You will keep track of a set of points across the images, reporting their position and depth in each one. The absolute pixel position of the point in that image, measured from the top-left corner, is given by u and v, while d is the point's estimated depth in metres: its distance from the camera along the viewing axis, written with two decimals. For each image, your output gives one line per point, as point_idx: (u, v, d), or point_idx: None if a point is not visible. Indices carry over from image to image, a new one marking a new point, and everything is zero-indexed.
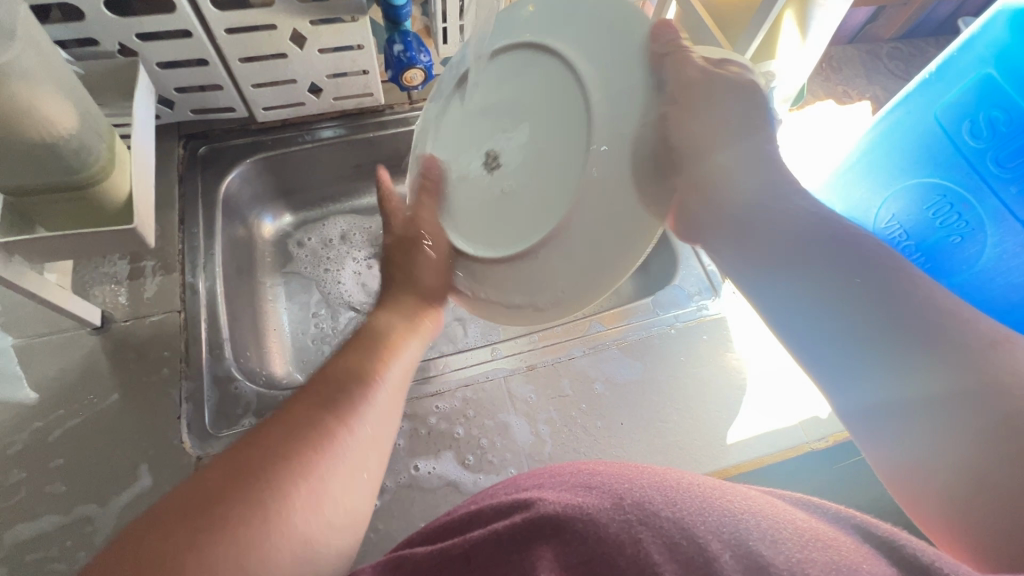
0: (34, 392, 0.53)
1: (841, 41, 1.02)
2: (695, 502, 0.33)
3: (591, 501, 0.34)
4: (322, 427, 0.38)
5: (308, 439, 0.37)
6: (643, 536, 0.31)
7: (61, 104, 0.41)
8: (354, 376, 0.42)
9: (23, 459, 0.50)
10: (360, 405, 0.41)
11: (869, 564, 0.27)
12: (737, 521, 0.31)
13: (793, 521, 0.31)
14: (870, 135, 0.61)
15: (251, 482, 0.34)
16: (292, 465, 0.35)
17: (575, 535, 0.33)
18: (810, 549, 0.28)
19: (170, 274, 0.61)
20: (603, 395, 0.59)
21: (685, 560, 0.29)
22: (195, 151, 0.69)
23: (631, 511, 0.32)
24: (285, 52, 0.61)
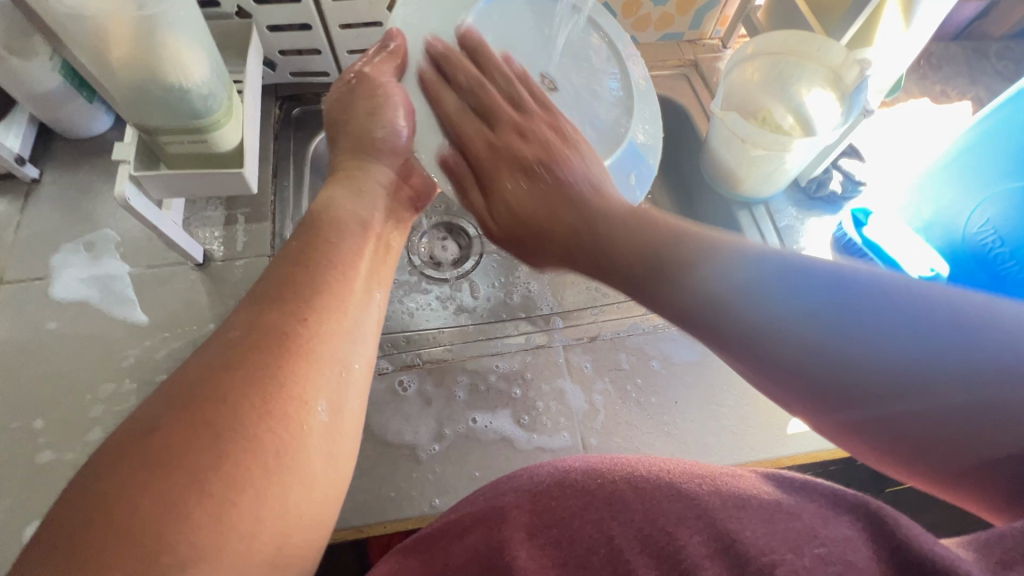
0: (145, 315, 0.59)
1: (944, 38, 0.95)
2: (663, 487, 0.36)
3: (565, 501, 0.38)
4: (294, 353, 0.39)
5: (292, 367, 0.38)
6: (615, 534, 0.35)
7: (198, 54, 0.46)
8: (324, 291, 0.44)
9: (135, 372, 0.57)
10: (331, 316, 0.43)
11: (827, 530, 0.32)
12: (701, 502, 0.35)
13: (756, 493, 0.35)
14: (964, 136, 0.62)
15: (246, 407, 0.35)
16: (285, 385, 0.37)
17: (551, 541, 0.36)
18: (776, 522, 0.33)
19: (262, 222, 0.66)
20: (659, 373, 0.59)
21: (654, 552, 0.34)
22: (290, 112, 0.74)
23: (602, 508, 0.37)
24: (380, 19, 0.65)
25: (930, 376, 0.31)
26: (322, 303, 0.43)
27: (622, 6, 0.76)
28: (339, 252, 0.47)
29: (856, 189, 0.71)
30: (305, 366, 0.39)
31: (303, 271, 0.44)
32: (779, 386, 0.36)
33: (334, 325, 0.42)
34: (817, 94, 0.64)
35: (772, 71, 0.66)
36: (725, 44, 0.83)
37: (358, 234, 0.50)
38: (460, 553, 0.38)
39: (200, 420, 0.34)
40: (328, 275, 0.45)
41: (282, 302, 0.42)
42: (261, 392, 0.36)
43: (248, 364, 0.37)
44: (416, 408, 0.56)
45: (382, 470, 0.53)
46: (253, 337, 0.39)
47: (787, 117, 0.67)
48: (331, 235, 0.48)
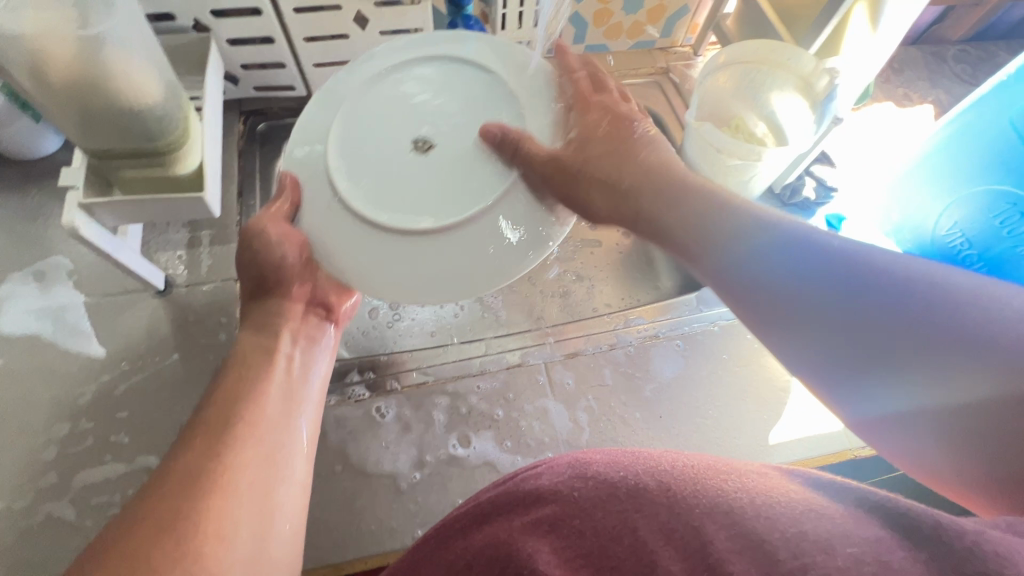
0: (102, 347, 0.56)
1: (905, 42, 0.98)
2: (687, 486, 0.36)
3: (587, 493, 0.37)
4: (215, 486, 0.37)
5: (207, 503, 0.36)
6: (638, 524, 0.34)
7: (152, 73, 0.43)
8: (235, 419, 0.42)
9: (91, 410, 0.53)
10: (249, 439, 0.42)
11: (862, 529, 0.31)
12: (730, 498, 0.34)
13: (789, 496, 0.34)
14: (936, 136, 0.63)
15: (180, 531, 0.34)
16: (200, 520, 0.35)
17: (573, 532, 0.36)
18: (804, 521, 0.32)
19: (228, 244, 0.64)
20: (643, 389, 0.59)
21: (681, 547, 0.33)
22: (255, 128, 0.71)
23: (626, 501, 0.36)
24: (347, 32, 0.63)
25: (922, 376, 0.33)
26: (253, 432, 0.42)
27: (593, 15, 0.76)
28: (251, 384, 0.46)
29: (828, 195, 0.72)
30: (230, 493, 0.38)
31: (238, 395, 0.44)
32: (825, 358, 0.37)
33: (258, 451, 0.41)
34: (787, 99, 0.64)
35: (744, 80, 0.67)
36: (696, 52, 0.83)
37: (270, 359, 0.49)
38: (482, 540, 0.38)
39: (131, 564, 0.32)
40: (244, 408, 0.43)
41: (190, 440, 0.40)
42: (188, 529, 0.34)
43: (174, 495, 0.36)
44: (395, 435, 0.54)
45: (360, 502, 0.51)
46: (182, 478, 0.37)
47: (759, 124, 0.67)
48: (240, 368, 0.47)
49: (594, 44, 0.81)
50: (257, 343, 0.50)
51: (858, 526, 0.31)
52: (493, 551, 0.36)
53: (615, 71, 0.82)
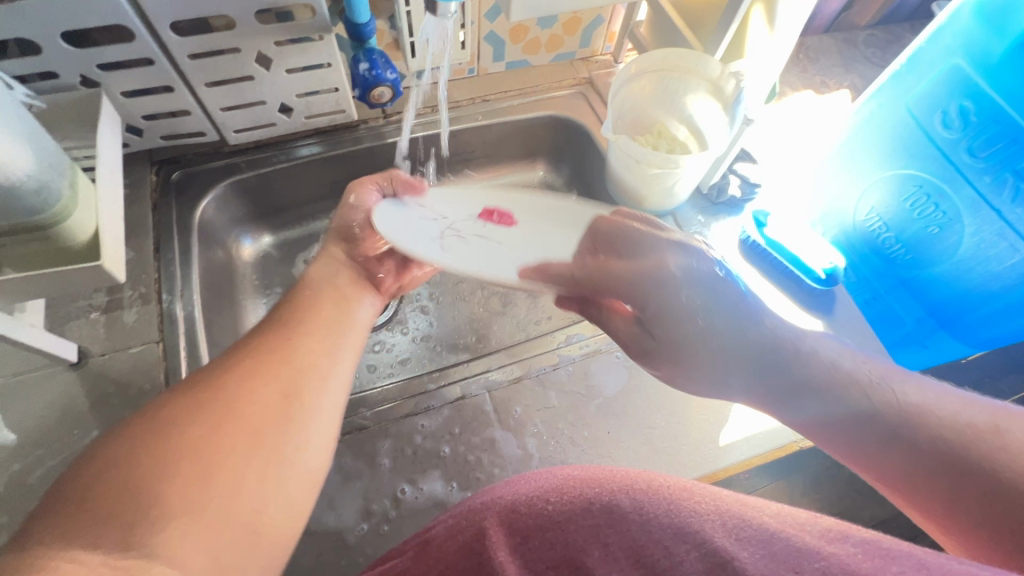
0: (12, 432, 0.52)
1: (818, 31, 1.01)
2: (663, 506, 0.36)
3: (560, 506, 0.38)
4: (261, 395, 0.43)
5: (247, 408, 0.42)
6: (610, 539, 0.36)
7: (19, 146, 0.41)
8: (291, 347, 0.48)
9: (4, 502, 0.49)
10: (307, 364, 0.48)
11: (830, 552, 0.32)
12: (702, 522, 0.35)
13: (760, 519, 0.35)
14: (847, 126, 0.65)
15: (183, 457, 0.37)
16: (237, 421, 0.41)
17: (544, 542, 0.37)
18: (774, 547, 0.33)
19: (147, 304, 0.60)
20: (590, 406, 0.58)
21: (651, 562, 0.35)
22: (169, 177, 0.68)
23: (599, 516, 0.37)
24: (252, 73, 0.61)
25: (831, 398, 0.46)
26: (297, 381, 0.46)
27: (509, 33, 0.76)
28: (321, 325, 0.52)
29: (753, 191, 0.73)
30: (240, 431, 0.40)
31: (292, 338, 0.48)
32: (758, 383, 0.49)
33: (289, 405, 0.44)
34: (701, 102, 0.65)
35: (661, 86, 0.68)
36: (617, 59, 0.84)
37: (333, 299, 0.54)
38: (452, 550, 0.39)
39: (125, 482, 0.35)
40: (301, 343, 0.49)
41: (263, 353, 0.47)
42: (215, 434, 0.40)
43: (187, 430, 0.39)
44: (338, 487, 0.52)
45: (306, 565, 0.49)
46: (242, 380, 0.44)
47: (681, 128, 0.68)
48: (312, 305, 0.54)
49: (515, 61, 0.81)
50: (321, 291, 0.54)
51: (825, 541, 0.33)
52: (466, 559, 0.37)
53: (540, 85, 0.82)
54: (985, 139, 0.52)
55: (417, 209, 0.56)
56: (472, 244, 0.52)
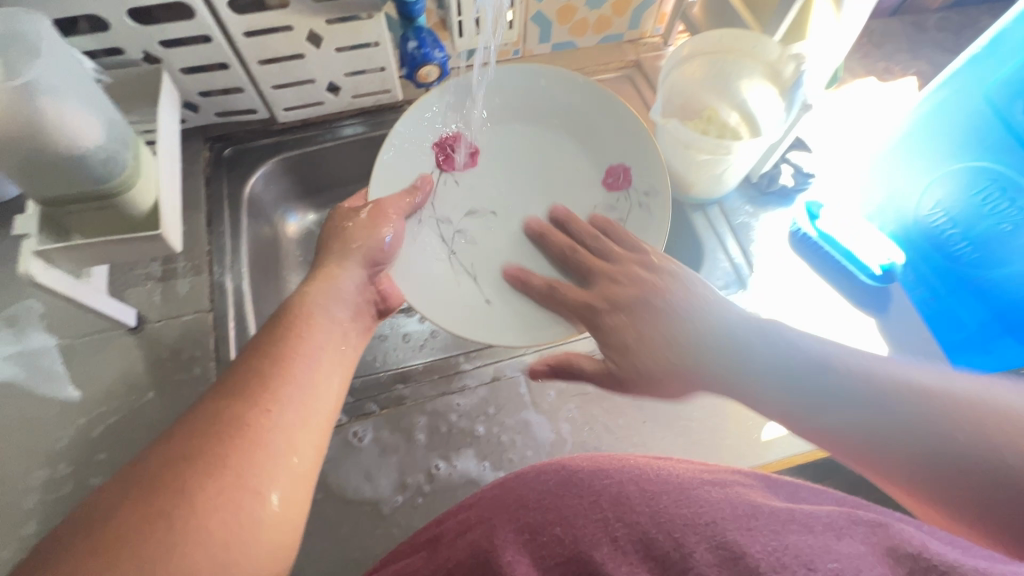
0: (77, 389, 0.56)
1: (884, 14, 0.95)
2: (672, 497, 0.36)
3: (574, 500, 0.37)
4: (247, 443, 0.37)
5: (229, 457, 0.36)
6: (619, 533, 0.35)
7: (90, 116, 0.43)
8: (272, 361, 0.43)
9: (70, 453, 0.53)
10: (290, 389, 0.42)
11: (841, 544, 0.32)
12: (712, 512, 0.35)
13: (767, 506, 0.35)
14: (914, 115, 0.61)
15: (142, 533, 0.32)
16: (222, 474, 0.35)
17: (553, 539, 0.35)
18: (783, 537, 0.32)
19: (199, 275, 0.63)
20: (626, 395, 0.58)
21: (660, 556, 0.33)
22: (221, 153, 0.70)
23: (608, 509, 0.36)
24: (302, 52, 0.62)
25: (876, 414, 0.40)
26: (282, 402, 0.41)
27: (556, 13, 0.74)
28: (311, 342, 0.46)
29: (807, 181, 0.70)
30: (212, 487, 0.35)
31: (274, 371, 0.42)
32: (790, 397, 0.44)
33: (264, 455, 0.38)
34: (757, 88, 0.63)
35: (713, 70, 0.65)
36: (667, 41, 0.81)
37: (327, 322, 0.49)
38: (460, 549, 0.38)
39: (109, 534, 0.31)
40: (292, 361, 0.44)
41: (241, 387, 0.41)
42: (203, 490, 0.34)
43: (152, 498, 0.33)
44: (374, 459, 0.54)
45: (343, 531, 0.50)
46: (220, 429, 0.37)
47: (732, 114, 0.65)
48: (297, 323, 0.47)
49: (561, 43, 0.80)
50: (313, 320, 0.48)
51: (839, 542, 0.32)
52: (472, 560, 0.36)
53: (585, 68, 0.80)
54: None
55: (433, 274, 0.61)
56: (515, 302, 0.60)
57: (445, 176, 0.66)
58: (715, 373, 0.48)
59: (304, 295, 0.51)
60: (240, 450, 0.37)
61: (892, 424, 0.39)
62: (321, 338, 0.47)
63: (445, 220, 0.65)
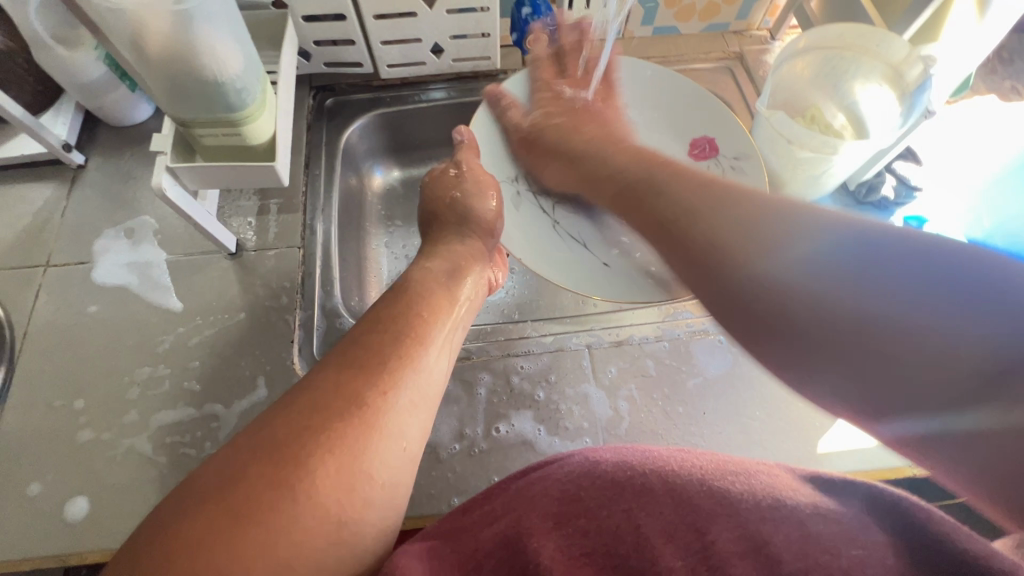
0: (179, 301, 0.61)
1: (1019, 28, 0.88)
2: (694, 486, 0.36)
3: (592, 491, 0.37)
4: (367, 429, 0.37)
5: (348, 438, 0.36)
6: (643, 523, 0.35)
7: (234, 48, 0.47)
8: (388, 331, 0.44)
9: (169, 357, 0.58)
10: (398, 370, 0.41)
11: (865, 539, 0.31)
12: (736, 499, 0.35)
13: (794, 495, 0.35)
14: None
15: (268, 502, 0.33)
16: (338, 456, 0.36)
17: (578, 529, 0.36)
18: (811, 526, 0.33)
19: (293, 213, 0.67)
20: (689, 384, 0.57)
21: (684, 545, 0.34)
22: (323, 103, 0.74)
23: (630, 500, 0.36)
24: (415, 10, 0.64)
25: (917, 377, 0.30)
26: (392, 382, 0.40)
27: None
28: (424, 325, 0.46)
29: (910, 194, 0.66)
30: (332, 458, 0.35)
31: (392, 358, 0.42)
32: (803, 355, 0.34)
33: (380, 441, 0.38)
34: (872, 90, 0.60)
35: (825, 67, 0.63)
36: (773, 36, 0.79)
37: (439, 309, 0.49)
38: (485, 538, 0.37)
39: (236, 509, 0.32)
40: (405, 334, 0.44)
41: (355, 368, 0.40)
42: (326, 473, 0.35)
43: (278, 462, 0.34)
44: (437, 406, 0.56)
45: None
46: (340, 407, 0.37)
47: (838, 116, 0.62)
48: (416, 305, 0.48)
49: (663, 26, 0.78)
50: (427, 317, 0.47)
51: (864, 531, 0.32)
52: (500, 550, 0.36)
53: (685, 54, 0.78)
54: None
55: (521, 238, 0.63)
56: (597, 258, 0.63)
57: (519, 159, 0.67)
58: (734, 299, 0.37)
59: (424, 270, 0.54)
60: (360, 429, 0.37)
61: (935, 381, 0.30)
62: (436, 329, 0.47)
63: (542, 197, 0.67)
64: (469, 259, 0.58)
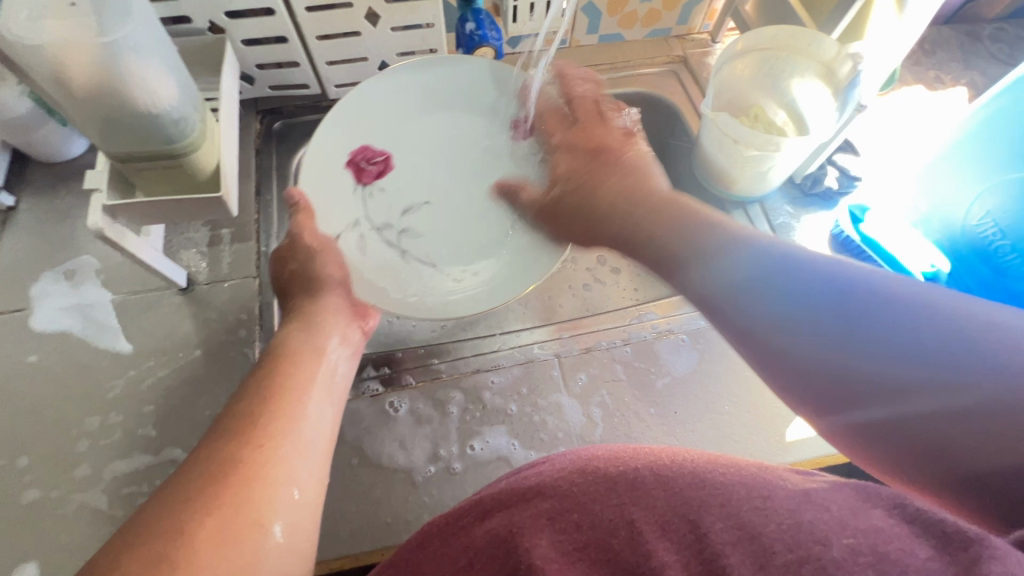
0: (128, 343, 0.58)
1: (937, 22, 0.93)
2: (684, 476, 0.36)
3: (586, 486, 0.36)
4: (244, 480, 0.37)
5: (223, 498, 0.35)
6: (636, 516, 0.34)
7: (167, 77, 0.45)
8: (269, 392, 0.43)
9: (120, 404, 0.55)
10: (271, 425, 0.41)
11: (858, 518, 0.30)
12: (729, 492, 0.34)
13: (786, 486, 0.34)
14: (967, 121, 0.59)
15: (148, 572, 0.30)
16: (218, 512, 0.34)
17: (571, 525, 0.35)
18: (802, 514, 0.32)
19: (246, 242, 0.65)
20: (658, 385, 0.58)
21: (676, 537, 0.33)
22: (271, 126, 0.73)
23: (623, 494, 0.35)
24: (359, 29, 0.63)
25: (910, 399, 0.32)
26: (268, 435, 0.40)
27: (606, 4, 0.75)
28: (297, 380, 0.46)
29: (852, 184, 0.70)
30: (215, 528, 0.33)
31: (264, 421, 0.41)
32: (793, 375, 0.36)
33: (262, 488, 0.37)
34: (806, 87, 0.62)
35: (762, 68, 0.65)
36: (714, 39, 0.81)
37: (308, 364, 0.48)
38: (478, 538, 0.36)
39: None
40: (280, 382, 0.45)
41: (227, 432, 0.39)
42: (208, 532, 0.33)
43: (150, 542, 0.32)
44: (409, 429, 0.55)
45: (376, 495, 0.52)
46: (218, 470, 0.36)
47: (779, 113, 0.65)
48: (286, 366, 0.47)
49: (608, 34, 0.80)
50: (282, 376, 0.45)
51: (855, 517, 0.31)
52: (491, 548, 0.35)
53: (631, 61, 0.80)
54: None
55: (397, 289, 0.59)
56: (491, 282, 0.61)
57: (369, 190, 0.64)
58: (721, 314, 0.40)
59: (287, 333, 0.51)
60: (234, 488, 0.36)
61: (925, 398, 0.32)
62: (307, 380, 0.46)
63: (385, 226, 0.64)
64: (336, 318, 0.54)
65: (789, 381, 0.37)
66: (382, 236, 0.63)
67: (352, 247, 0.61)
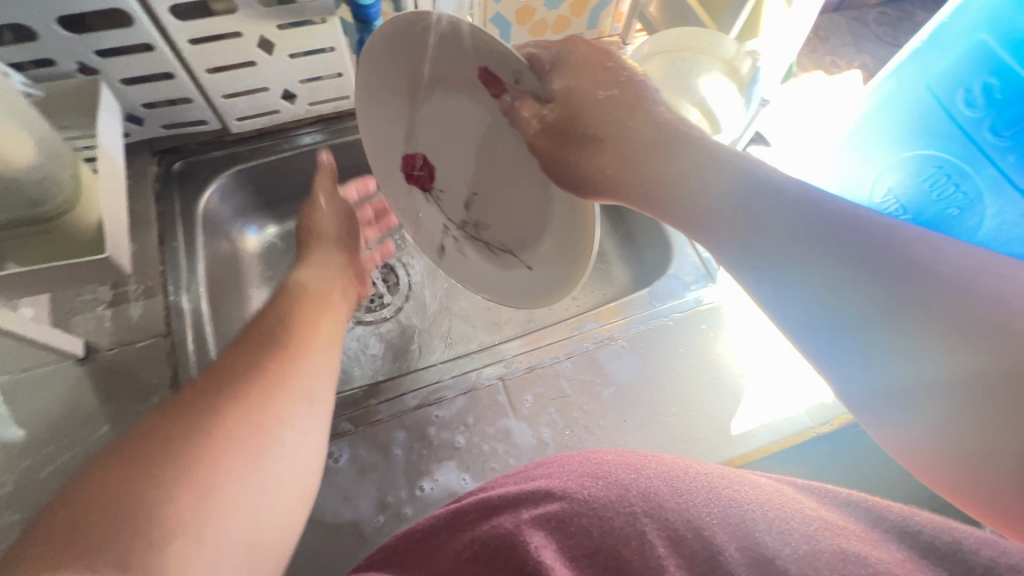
0: (19, 429, 0.52)
1: (827, 10, 0.99)
2: (702, 494, 0.38)
3: (598, 492, 0.39)
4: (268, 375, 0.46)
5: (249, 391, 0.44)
6: (647, 527, 0.37)
7: (21, 136, 0.40)
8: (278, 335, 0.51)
9: (18, 499, 0.49)
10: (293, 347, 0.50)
11: (877, 551, 0.31)
12: (744, 513, 0.36)
13: (804, 511, 0.36)
14: (869, 101, 0.60)
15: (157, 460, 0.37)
16: (242, 401, 0.43)
17: (580, 528, 0.38)
18: (817, 540, 0.33)
19: (153, 298, 0.60)
20: (605, 395, 0.58)
21: (689, 554, 0.35)
22: (171, 167, 0.67)
23: (637, 504, 0.38)
24: (253, 59, 0.59)
25: (920, 322, 0.30)
26: (288, 354, 0.49)
27: (514, 15, 0.74)
28: (305, 317, 0.54)
29: None
30: (239, 413, 0.42)
31: (285, 341, 0.50)
32: (800, 291, 0.34)
33: (282, 394, 0.46)
34: (715, 83, 0.62)
35: (671, 68, 0.64)
36: (624, 41, 0.82)
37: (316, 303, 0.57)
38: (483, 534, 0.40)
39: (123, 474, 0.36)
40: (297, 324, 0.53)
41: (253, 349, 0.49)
42: (235, 421, 0.42)
43: (187, 417, 0.41)
44: (352, 479, 0.52)
45: (323, 557, 0.49)
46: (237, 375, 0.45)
47: (693, 110, 0.62)
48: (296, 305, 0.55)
49: (520, 43, 0.79)
50: (300, 350, 0.50)
51: (873, 546, 0.32)
52: (494, 542, 0.38)
53: None
54: (1012, 117, 0.47)
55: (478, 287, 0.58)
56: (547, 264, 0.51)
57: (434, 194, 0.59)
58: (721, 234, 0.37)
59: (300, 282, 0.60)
60: (256, 390, 0.45)
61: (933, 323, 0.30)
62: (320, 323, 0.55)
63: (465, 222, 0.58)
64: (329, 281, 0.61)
65: (797, 302, 0.34)
66: (470, 234, 0.58)
67: (455, 254, 0.60)
